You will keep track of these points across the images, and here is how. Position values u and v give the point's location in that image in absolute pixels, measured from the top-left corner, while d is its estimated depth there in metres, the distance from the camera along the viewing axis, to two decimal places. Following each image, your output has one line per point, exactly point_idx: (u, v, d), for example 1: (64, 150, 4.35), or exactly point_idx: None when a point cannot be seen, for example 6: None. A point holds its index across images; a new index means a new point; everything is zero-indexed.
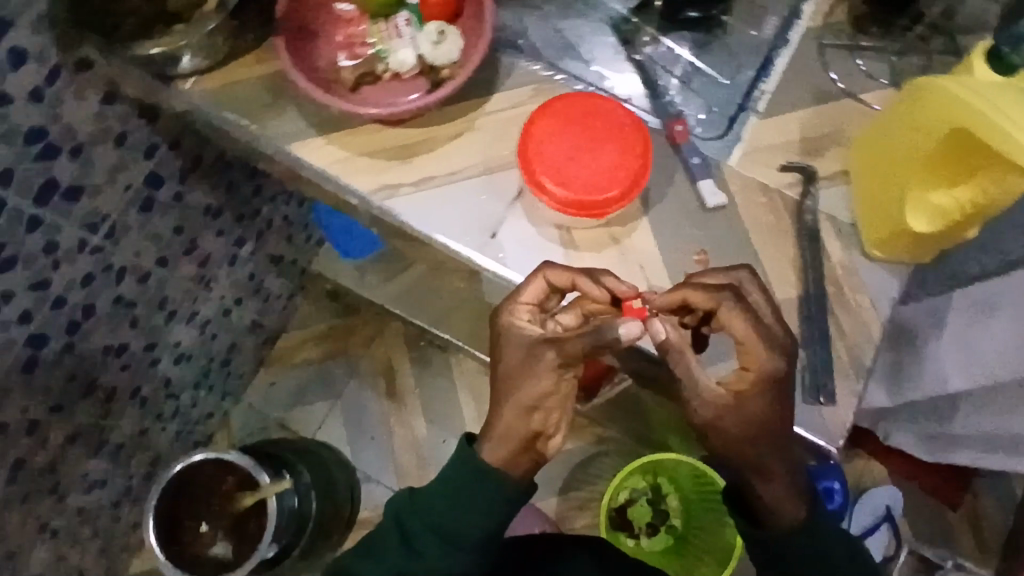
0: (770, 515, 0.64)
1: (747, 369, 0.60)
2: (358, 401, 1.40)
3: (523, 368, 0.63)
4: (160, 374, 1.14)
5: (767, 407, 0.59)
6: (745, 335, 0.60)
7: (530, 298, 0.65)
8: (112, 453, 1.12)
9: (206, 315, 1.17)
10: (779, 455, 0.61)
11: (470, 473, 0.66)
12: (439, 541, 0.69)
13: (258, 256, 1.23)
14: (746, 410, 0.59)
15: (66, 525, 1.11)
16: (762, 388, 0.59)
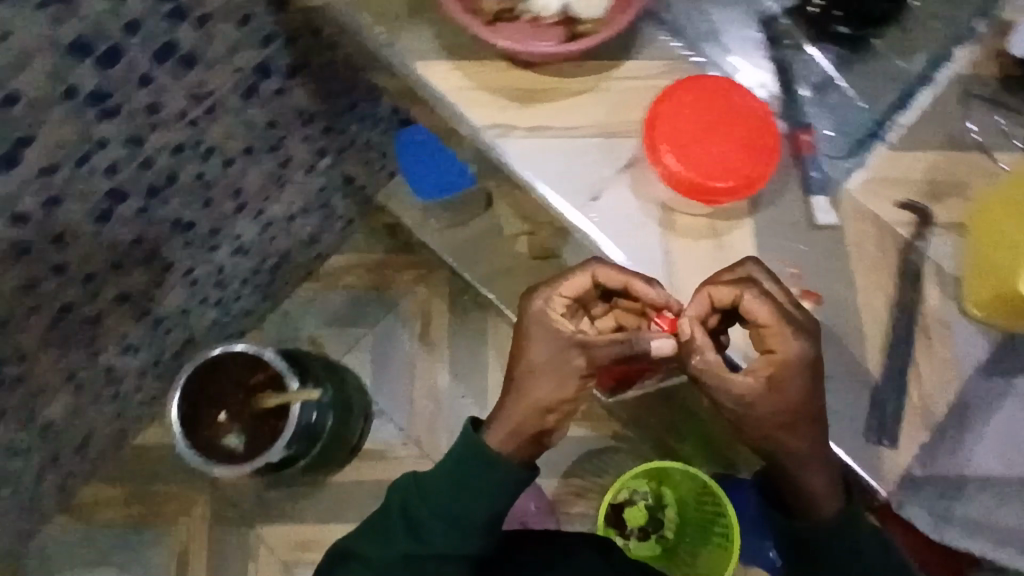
0: (803, 511, 0.68)
1: (773, 356, 0.62)
2: (390, 339, 1.41)
3: (552, 365, 0.66)
4: (216, 261, 1.15)
5: (799, 391, 0.61)
6: (770, 321, 0.62)
7: (564, 292, 0.67)
8: (152, 323, 1.14)
9: (271, 215, 1.18)
10: (813, 448, 0.63)
11: (477, 460, 0.73)
12: (443, 530, 0.76)
13: (333, 172, 1.23)
14: (777, 399, 0.61)
15: (93, 380, 1.13)
16: (792, 374, 0.61)
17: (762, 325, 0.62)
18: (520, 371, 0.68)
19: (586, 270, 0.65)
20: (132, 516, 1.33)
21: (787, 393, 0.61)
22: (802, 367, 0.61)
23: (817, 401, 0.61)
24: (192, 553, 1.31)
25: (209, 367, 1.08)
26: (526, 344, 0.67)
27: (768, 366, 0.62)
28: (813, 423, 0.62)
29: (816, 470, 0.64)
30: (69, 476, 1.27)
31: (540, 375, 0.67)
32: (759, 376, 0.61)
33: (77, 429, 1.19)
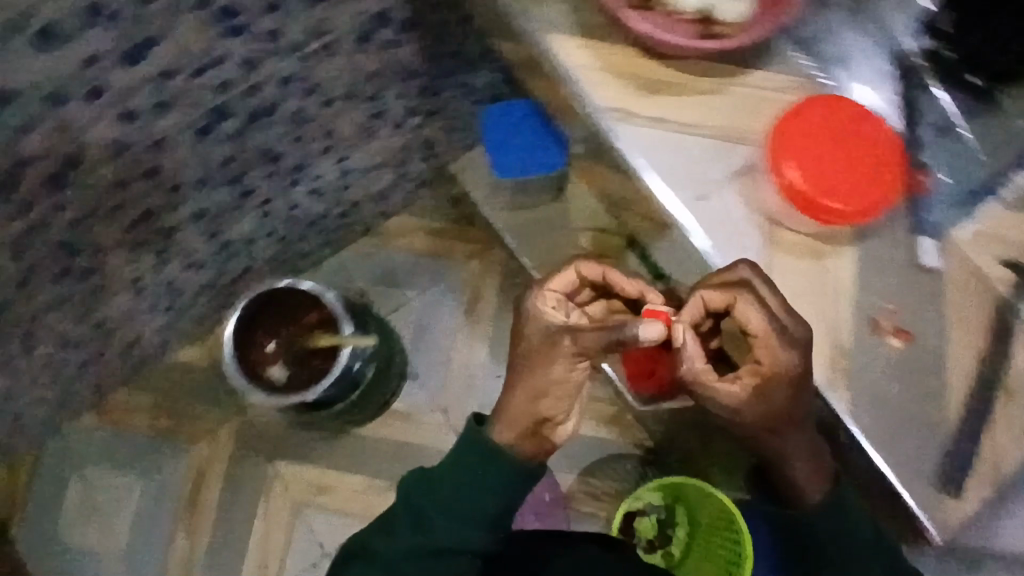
0: (795, 496, 0.77)
1: (762, 363, 0.65)
2: (436, 307, 1.42)
3: (546, 355, 0.74)
4: (291, 197, 1.17)
5: (787, 398, 0.65)
6: (763, 329, 0.65)
7: (555, 286, 0.78)
8: (220, 246, 1.16)
9: (353, 163, 1.20)
10: (798, 445, 0.73)
11: (483, 451, 0.81)
12: (449, 521, 0.83)
13: (418, 133, 1.24)
14: (760, 408, 0.66)
15: (153, 289, 1.15)
16: (779, 380, 0.65)
17: (755, 334, 0.66)
18: (520, 361, 0.76)
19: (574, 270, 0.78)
20: (158, 428, 1.35)
21: (772, 396, 0.65)
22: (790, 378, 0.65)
23: (803, 408, 0.66)
24: (209, 475, 1.34)
25: (267, 297, 1.10)
26: (523, 336, 0.76)
27: (761, 368, 0.65)
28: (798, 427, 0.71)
29: (801, 462, 0.75)
30: (108, 377, 1.30)
31: (536, 363, 0.75)
32: (747, 385, 0.66)
33: (126, 333, 1.22)
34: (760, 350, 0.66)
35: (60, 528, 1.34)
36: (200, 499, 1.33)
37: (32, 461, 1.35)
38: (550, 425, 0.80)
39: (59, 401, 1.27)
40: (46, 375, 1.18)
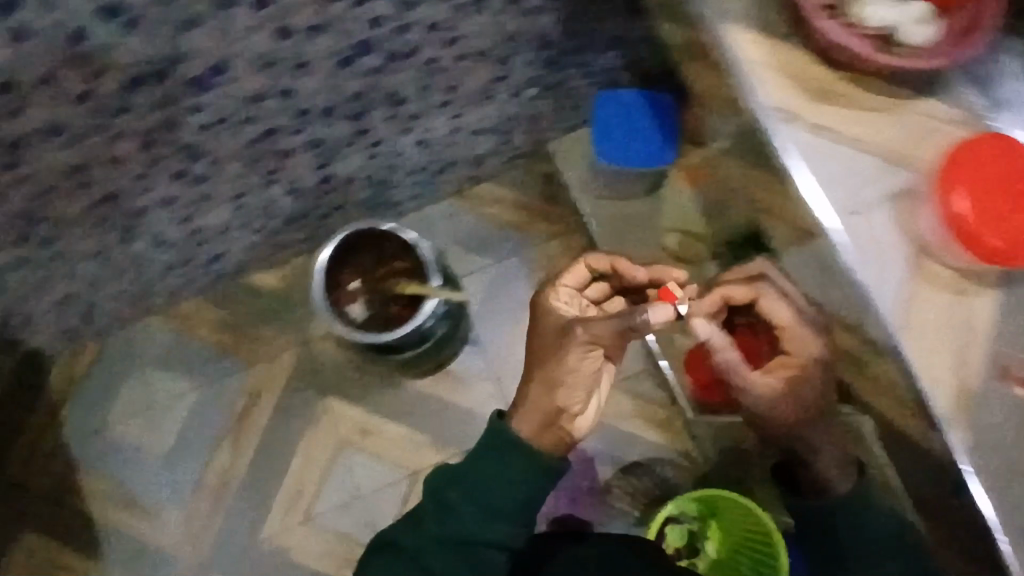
0: (824, 490, 0.91)
1: (791, 354, 0.86)
2: (508, 280, 1.43)
3: (558, 346, 0.86)
4: (399, 143, 1.18)
5: (809, 384, 0.85)
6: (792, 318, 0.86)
7: (568, 279, 0.94)
8: (322, 177, 1.18)
9: (464, 122, 1.20)
10: (823, 437, 0.89)
11: (509, 443, 0.86)
12: (477, 512, 0.86)
13: (532, 105, 1.24)
14: (792, 393, 0.85)
15: (251, 207, 1.17)
16: (806, 368, 0.85)
17: (783, 329, 0.87)
18: (538, 351, 0.88)
19: (584, 264, 0.94)
20: (221, 343, 1.39)
21: (799, 383, 0.85)
22: (819, 368, 0.85)
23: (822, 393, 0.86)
24: (262, 396, 1.38)
25: (361, 235, 1.11)
26: (536, 329, 0.90)
27: (790, 355, 0.86)
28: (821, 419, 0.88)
29: (827, 456, 0.90)
30: (184, 284, 1.33)
31: (555, 356, 0.86)
32: (780, 376, 0.85)
33: (214, 244, 1.24)
34: (788, 341, 0.86)
35: (110, 419, 1.39)
36: (249, 418, 1.38)
37: (97, 349, 1.40)
38: (566, 418, 0.87)
39: (136, 297, 1.30)
40: (131, 269, 1.20)
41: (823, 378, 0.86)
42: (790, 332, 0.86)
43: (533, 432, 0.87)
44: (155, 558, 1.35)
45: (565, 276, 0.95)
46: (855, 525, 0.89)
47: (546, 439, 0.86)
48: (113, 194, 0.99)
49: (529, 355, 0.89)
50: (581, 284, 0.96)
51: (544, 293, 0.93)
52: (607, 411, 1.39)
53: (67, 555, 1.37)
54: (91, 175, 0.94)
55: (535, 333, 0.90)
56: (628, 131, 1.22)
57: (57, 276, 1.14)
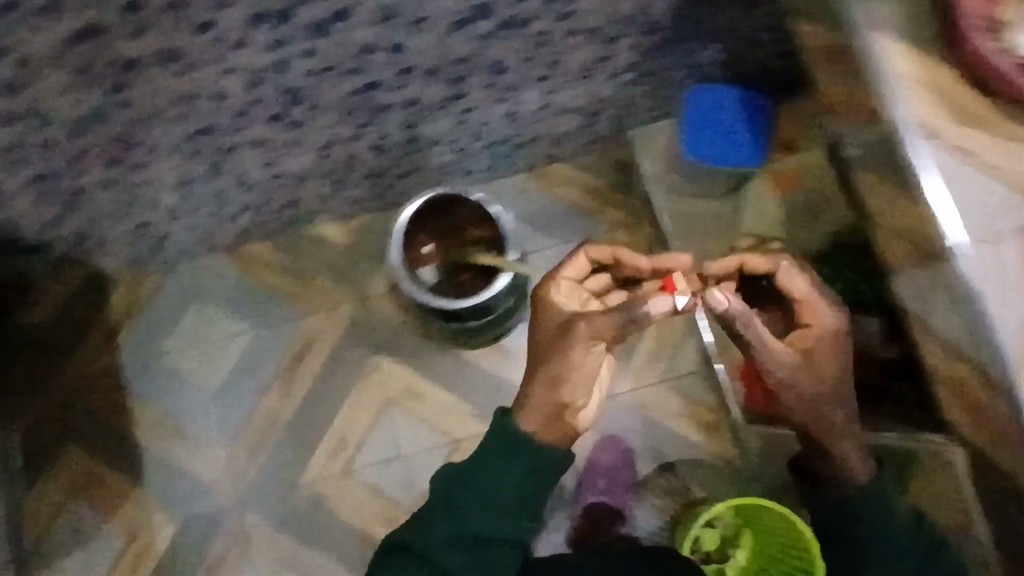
0: (848, 475, 0.99)
1: (812, 326, 0.92)
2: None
3: (559, 342, 0.91)
4: (490, 111, 1.16)
5: (829, 356, 0.91)
6: (808, 292, 0.92)
7: (568, 272, 0.99)
8: (408, 137, 1.17)
9: (556, 100, 1.18)
10: (842, 420, 0.95)
11: (512, 438, 0.95)
12: (482, 506, 0.95)
13: (624, 90, 1.22)
14: (813, 364, 0.91)
15: (335, 158, 1.18)
16: (825, 340, 0.91)
17: (799, 303, 0.93)
18: (543, 348, 0.93)
19: (583, 256, 0.98)
20: (283, 286, 1.43)
21: (818, 355, 0.91)
22: (835, 339, 0.92)
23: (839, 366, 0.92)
24: (316, 343, 1.42)
25: (447, 198, 1.11)
26: (538, 326, 0.95)
27: (812, 326, 0.92)
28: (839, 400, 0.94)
29: (848, 444, 0.97)
30: (255, 225, 1.35)
31: (560, 353, 0.92)
32: (799, 350, 0.91)
33: (291, 190, 1.25)
34: (805, 313, 0.93)
35: (167, 346, 1.43)
36: (302, 362, 1.42)
37: (163, 276, 1.44)
38: (572, 411, 0.94)
39: (207, 231, 1.32)
40: (209, 204, 1.21)
41: (842, 349, 0.92)
42: (808, 305, 0.92)
43: (539, 427, 0.95)
44: (194, 487, 1.39)
45: (565, 269, 0.99)
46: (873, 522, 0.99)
47: (556, 431, 0.94)
48: (209, 129, 0.99)
49: (535, 349, 0.95)
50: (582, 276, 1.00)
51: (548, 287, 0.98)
52: (652, 406, 1.39)
53: (109, 474, 1.40)
54: (193, 107, 0.93)
55: (539, 327, 0.95)
56: (719, 130, 1.22)
57: (139, 202, 1.16)
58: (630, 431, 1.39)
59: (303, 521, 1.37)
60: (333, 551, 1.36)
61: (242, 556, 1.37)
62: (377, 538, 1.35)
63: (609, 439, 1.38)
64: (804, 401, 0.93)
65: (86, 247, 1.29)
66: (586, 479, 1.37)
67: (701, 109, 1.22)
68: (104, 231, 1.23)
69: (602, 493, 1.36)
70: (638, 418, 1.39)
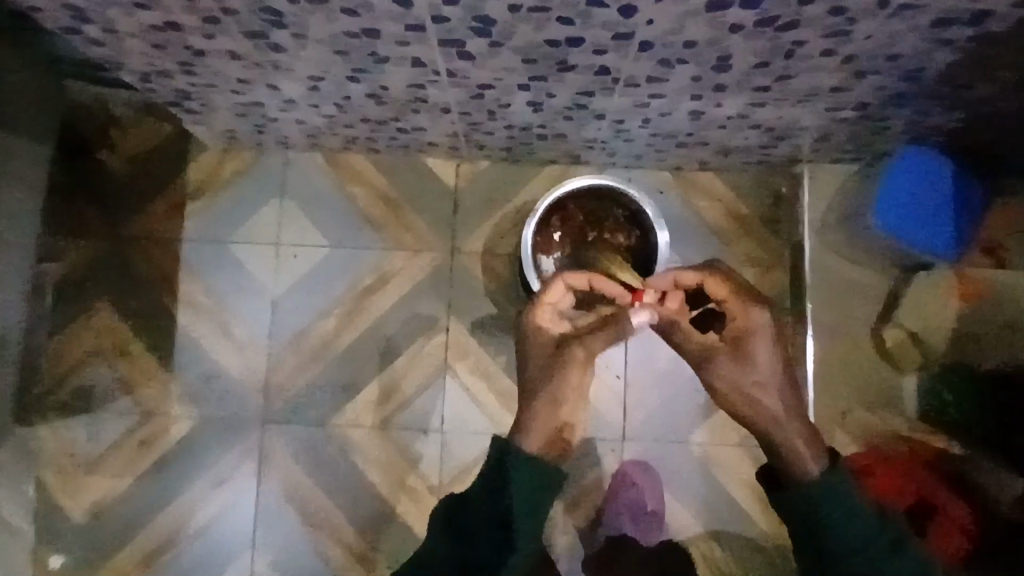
0: (797, 470, 0.92)
1: (737, 322, 0.96)
2: None
3: (556, 353, 1.02)
4: (678, 104, 0.98)
5: (760, 346, 0.95)
6: (731, 295, 0.95)
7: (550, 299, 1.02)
8: (574, 103, 1.00)
9: (756, 115, 1.00)
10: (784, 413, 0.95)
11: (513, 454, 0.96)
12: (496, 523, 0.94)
13: (828, 125, 1.04)
14: (738, 356, 0.95)
15: (485, 101, 1.01)
16: (754, 336, 0.95)
17: (727, 304, 0.96)
18: (537, 366, 1.02)
19: (563, 283, 1.00)
20: (373, 212, 1.31)
21: (751, 349, 0.95)
22: (760, 330, 0.95)
23: (764, 353, 0.95)
24: (390, 283, 1.31)
25: (603, 192, 1.13)
26: (529, 351, 1.03)
27: (741, 324, 0.96)
28: (767, 386, 0.95)
29: (795, 435, 0.93)
30: (369, 138, 1.23)
31: (556, 377, 1.01)
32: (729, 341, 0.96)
33: (421, 116, 1.10)
34: (737, 312, 0.96)
35: (236, 233, 1.32)
36: (368, 298, 1.30)
37: (253, 158, 1.33)
38: (567, 433, 1.03)
39: (317, 128, 1.19)
40: (330, 105, 1.07)
41: (767, 339, 0.95)
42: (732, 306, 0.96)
43: (542, 446, 0.98)
44: (221, 389, 1.30)
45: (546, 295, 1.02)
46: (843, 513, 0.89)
47: (552, 453, 0.99)
48: (374, 33, 0.82)
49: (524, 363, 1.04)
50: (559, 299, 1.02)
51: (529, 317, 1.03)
52: (720, 466, 1.26)
53: (140, 349, 1.32)
54: (369, 6, 0.76)
55: (532, 347, 1.03)
56: (919, 198, 1.11)
57: (258, 83, 1.01)
58: (687, 485, 1.26)
59: (322, 459, 1.28)
60: (345, 501, 1.28)
61: (252, 473, 1.29)
62: (394, 503, 1.27)
63: (635, 468, 1.25)
64: (740, 395, 0.96)
65: (186, 109, 1.16)
66: (610, 508, 1.25)
67: (908, 168, 1.10)
68: (208, 98, 1.10)
69: (629, 525, 1.24)
70: (702, 474, 1.26)
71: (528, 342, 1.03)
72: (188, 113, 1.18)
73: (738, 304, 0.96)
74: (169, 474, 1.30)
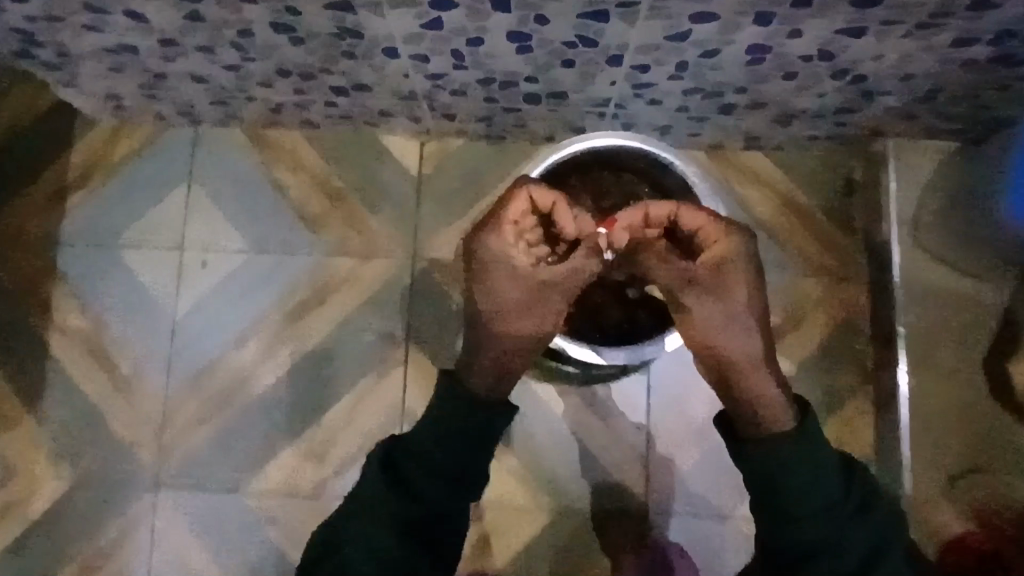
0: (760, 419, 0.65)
1: (713, 252, 0.64)
2: None
3: (535, 288, 0.64)
4: (732, 36, 0.66)
5: (736, 280, 0.64)
6: (707, 225, 0.64)
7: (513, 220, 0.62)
8: (576, 36, 0.68)
9: (844, 53, 0.68)
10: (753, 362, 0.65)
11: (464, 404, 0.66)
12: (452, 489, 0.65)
13: (945, 73, 0.72)
14: (709, 293, 0.64)
15: (447, 34, 0.69)
16: (733, 270, 0.64)
17: (700, 232, 0.64)
18: (507, 301, 0.65)
19: (526, 199, 0.62)
20: (310, 205, 0.99)
21: (725, 285, 0.64)
22: (738, 266, 0.64)
23: (738, 289, 0.64)
24: (332, 298, 0.99)
25: (619, 168, 0.80)
26: (488, 280, 0.64)
27: (720, 257, 0.64)
28: (739, 329, 0.65)
29: (762, 384, 0.65)
30: (299, 105, 0.90)
31: (522, 325, 0.66)
32: (704, 280, 0.64)
33: (358, 65, 0.77)
34: (710, 243, 0.64)
35: (128, 234, 1.00)
36: (299, 317, 0.99)
37: (152, 134, 1.01)
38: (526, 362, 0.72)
39: (224, 89, 0.86)
40: (228, 49, 0.75)
41: (744, 267, 0.64)
42: (708, 237, 0.64)
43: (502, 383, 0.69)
44: (105, 441, 0.98)
45: (507, 213, 0.62)
46: (812, 488, 0.64)
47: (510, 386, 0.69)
48: None
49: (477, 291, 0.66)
50: (527, 220, 0.64)
51: (484, 239, 0.63)
52: None
53: None
54: None
55: (493, 274, 0.64)
56: None
57: (116, 10, 0.69)
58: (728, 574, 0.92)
59: (235, 536, 0.95)
60: None
61: (142, 555, 0.96)
62: None
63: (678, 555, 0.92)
64: (706, 333, 0.65)
65: (43, 62, 0.82)
66: None
67: None
68: (61, 41, 0.76)
69: None
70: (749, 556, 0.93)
71: (484, 270, 0.64)
72: (46, 70, 0.84)
73: (714, 234, 0.64)
74: (29, 556, 0.96)
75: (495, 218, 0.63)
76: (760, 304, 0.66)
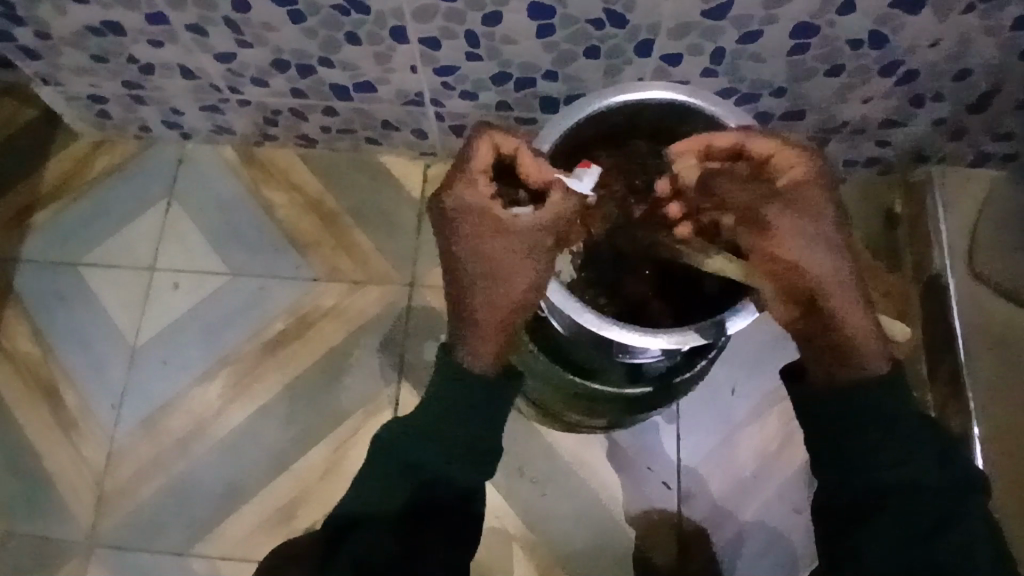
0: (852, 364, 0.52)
1: (790, 176, 0.51)
2: (761, 360, 0.83)
3: (524, 237, 0.50)
4: (777, 9, 0.59)
5: (818, 200, 0.50)
6: (775, 148, 0.50)
7: (484, 169, 0.50)
8: (603, 13, 0.62)
9: (899, 34, 0.61)
10: (844, 300, 0.51)
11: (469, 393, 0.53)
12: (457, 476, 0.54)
13: (1004, 65, 0.66)
14: (796, 215, 0.50)
15: (461, 8, 0.62)
16: (816, 189, 0.50)
17: (770, 160, 0.51)
18: (489, 258, 0.50)
19: (488, 139, 0.50)
20: (299, 227, 0.90)
21: (807, 204, 0.50)
22: (819, 184, 0.51)
23: (823, 212, 0.51)
24: (317, 328, 0.87)
25: (658, 141, 0.62)
26: (463, 237, 0.50)
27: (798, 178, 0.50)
28: (831, 259, 0.51)
29: (852, 321, 0.51)
30: (295, 112, 0.83)
31: (508, 278, 0.51)
32: (788, 199, 0.50)
33: (363, 53, 0.71)
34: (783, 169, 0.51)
35: (97, 253, 0.90)
36: (274, 350, 0.87)
37: (136, 150, 0.93)
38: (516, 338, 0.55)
39: (214, 89, 0.80)
40: (220, 28, 0.69)
41: (827, 187, 0.51)
42: (778, 160, 0.51)
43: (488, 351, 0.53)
44: (39, 487, 0.83)
45: (472, 165, 0.50)
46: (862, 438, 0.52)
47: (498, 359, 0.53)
48: None
49: (454, 260, 0.52)
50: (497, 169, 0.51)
51: (454, 197, 0.50)
52: None
53: None
54: None
55: (470, 233, 0.50)
56: None
57: None
58: None
59: None
60: None
61: None
62: None
63: None
64: (795, 268, 0.50)
65: (19, 47, 0.75)
66: None
67: None
68: (40, 19, 0.70)
69: None
70: None
71: (458, 225, 0.50)
72: (23, 59, 0.78)
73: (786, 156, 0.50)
74: None
75: (461, 173, 0.50)
76: (844, 223, 0.52)
